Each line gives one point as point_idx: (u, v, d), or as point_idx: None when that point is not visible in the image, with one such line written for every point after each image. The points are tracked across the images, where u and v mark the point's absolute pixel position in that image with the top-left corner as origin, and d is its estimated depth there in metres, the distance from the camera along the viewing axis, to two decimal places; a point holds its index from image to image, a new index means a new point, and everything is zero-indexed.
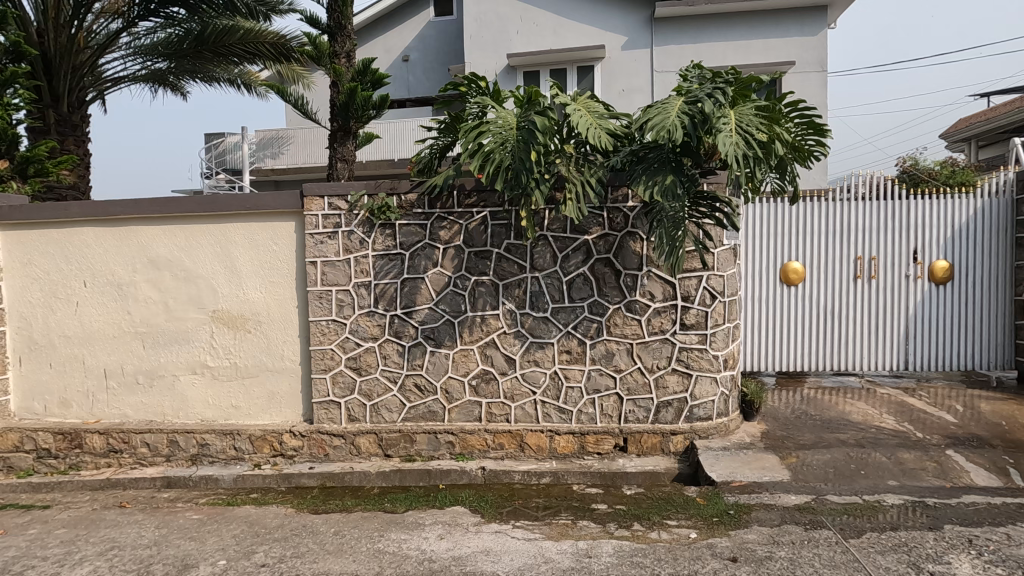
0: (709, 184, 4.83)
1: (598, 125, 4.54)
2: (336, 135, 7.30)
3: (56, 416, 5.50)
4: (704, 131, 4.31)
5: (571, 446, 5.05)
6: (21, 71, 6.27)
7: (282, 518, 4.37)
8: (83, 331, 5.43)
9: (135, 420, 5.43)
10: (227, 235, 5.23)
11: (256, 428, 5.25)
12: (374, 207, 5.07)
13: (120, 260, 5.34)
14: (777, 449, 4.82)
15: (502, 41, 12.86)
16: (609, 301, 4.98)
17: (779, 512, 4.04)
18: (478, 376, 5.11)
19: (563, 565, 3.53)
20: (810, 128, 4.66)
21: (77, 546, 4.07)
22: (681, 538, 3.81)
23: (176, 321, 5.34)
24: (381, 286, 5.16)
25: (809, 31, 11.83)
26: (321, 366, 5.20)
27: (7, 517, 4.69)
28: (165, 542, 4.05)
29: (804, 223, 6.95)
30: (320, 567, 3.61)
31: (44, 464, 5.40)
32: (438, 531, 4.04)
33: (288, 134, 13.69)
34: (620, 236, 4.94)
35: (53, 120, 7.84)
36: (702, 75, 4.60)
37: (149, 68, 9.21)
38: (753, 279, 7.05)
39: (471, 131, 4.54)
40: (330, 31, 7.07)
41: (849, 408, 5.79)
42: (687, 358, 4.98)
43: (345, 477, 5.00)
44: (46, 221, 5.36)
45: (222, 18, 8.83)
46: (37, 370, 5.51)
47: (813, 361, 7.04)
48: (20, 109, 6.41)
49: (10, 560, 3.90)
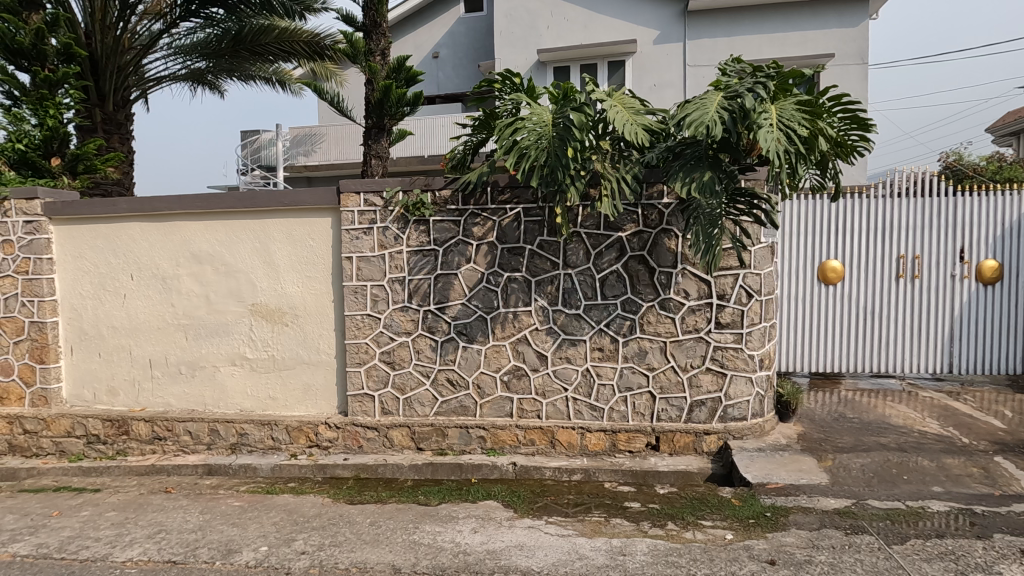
0: (747, 181, 4.74)
1: (635, 121, 4.51)
2: (370, 132, 7.39)
3: (104, 404, 5.72)
4: (743, 126, 4.23)
5: (603, 444, 5.04)
6: (72, 71, 6.57)
7: (319, 507, 4.47)
8: (130, 322, 5.64)
9: (178, 408, 5.62)
10: (265, 231, 5.36)
11: (292, 420, 5.37)
12: (409, 203, 5.15)
13: (164, 255, 5.53)
14: (814, 451, 4.74)
15: (532, 36, 12.82)
16: (642, 299, 4.94)
17: (818, 516, 3.96)
18: (510, 371, 5.14)
19: (597, 562, 3.53)
20: (855, 122, 4.50)
21: (127, 528, 4.25)
22: (717, 539, 3.77)
23: (217, 313, 5.50)
24: (415, 281, 5.22)
25: (849, 22, 11.49)
26: (356, 359, 5.29)
27: (62, 499, 4.92)
28: (209, 527, 4.19)
29: (843, 220, 6.77)
30: (358, 557, 3.68)
31: (94, 449, 5.64)
32: (472, 525, 4.08)
33: (321, 130, 13.92)
34: (655, 234, 4.90)
35: (100, 119, 8.13)
36: (741, 70, 4.51)
37: (189, 67, 9.43)
38: (789, 278, 6.91)
39: (506, 128, 4.54)
40: (365, 29, 7.16)
41: (889, 411, 5.64)
42: (721, 357, 4.92)
43: (379, 469, 5.10)
44: (96, 216, 5.58)
45: (258, 18, 9.06)
46: (87, 359, 5.74)
47: (851, 361, 6.85)
48: (70, 108, 6.67)
49: (65, 540, 4.09)
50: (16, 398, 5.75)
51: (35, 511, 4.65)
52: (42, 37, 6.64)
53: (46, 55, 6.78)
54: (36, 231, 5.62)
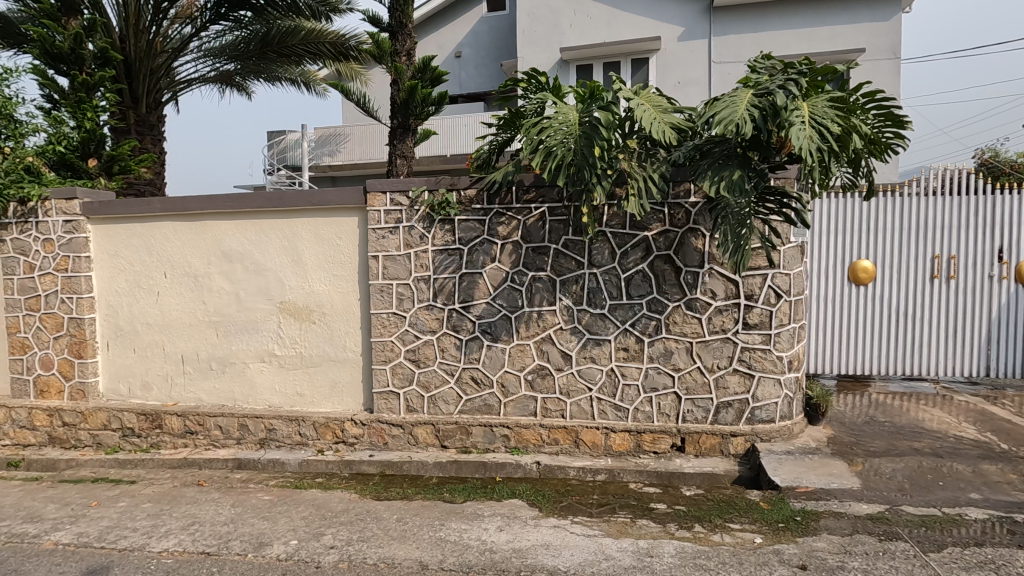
0: (777, 180, 4.67)
1: (662, 119, 4.46)
2: (396, 133, 7.45)
3: (139, 398, 5.89)
4: (774, 124, 4.16)
5: (627, 445, 5.02)
6: (108, 74, 6.81)
7: (347, 502, 4.54)
8: (163, 319, 5.78)
9: (209, 403, 5.75)
10: (293, 230, 5.45)
11: (319, 416, 5.46)
12: (435, 202, 5.19)
13: (196, 253, 5.66)
14: (845, 455, 4.66)
15: (554, 34, 12.79)
16: (668, 299, 4.90)
17: (850, 521, 3.88)
18: (535, 371, 5.14)
19: (624, 563, 3.51)
20: (889, 119, 4.41)
21: (162, 519, 4.37)
22: (746, 542, 3.72)
23: (246, 310, 5.61)
24: (440, 280, 5.26)
25: (882, 16, 11.20)
26: (382, 357, 5.35)
27: (99, 489, 5.08)
28: (241, 520, 4.28)
29: (873, 219, 6.62)
30: (386, 552, 3.73)
31: (128, 442, 5.81)
32: (498, 523, 4.10)
33: (345, 130, 14.09)
34: (682, 233, 4.85)
35: (133, 121, 8.32)
36: (771, 67, 4.44)
37: (219, 69, 9.61)
38: (818, 278, 6.78)
39: (532, 128, 4.53)
40: (391, 29, 7.22)
41: (923, 415, 5.51)
42: (749, 358, 4.85)
43: (404, 466, 5.14)
44: (131, 216, 5.74)
45: (285, 20, 9.21)
46: (122, 354, 5.91)
47: (883, 364, 6.70)
48: (106, 110, 6.87)
49: (104, 530, 4.22)
50: (55, 391, 5.94)
51: (75, 501, 4.81)
52: (80, 41, 6.87)
53: (83, 59, 7.01)
54: (74, 231, 5.80)
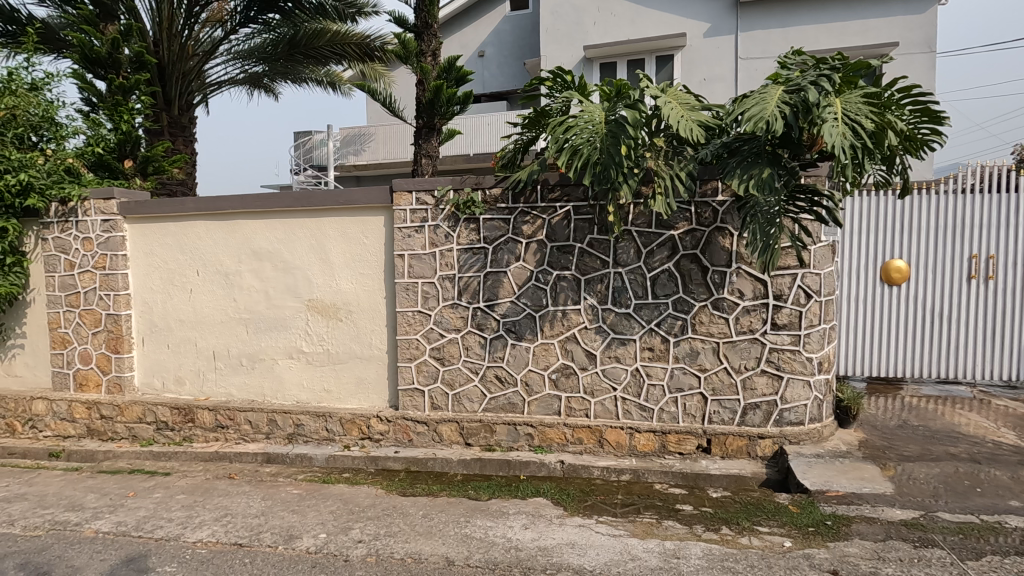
0: (808, 178, 4.59)
1: (690, 117, 4.41)
2: (421, 132, 7.51)
3: (173, 392, 6.05)
4: (806, 121, 4.08)
5: (652, 445, 4.99)
6: (143, 78, 7.03)
7: (373, 498, 4.60)
8: (195, 316, 5.94)
9: (239, 399, 5.89)
10: (321, 230, 5.54)
11: (346, 412, 5.54)
12: (460, 202, 5.22)
13: (227, 252, 5.79)
14: (877, 459, 4.55)
15: (578, 32, 12.73)
16: (695, 298, 4.85)
17: (883, 527, 3.80)
18: (559, 369, 5.14)
19: (650, 564, 3.49)
20: (925, 115, 4.29)
21: (196, 510, 4.49)
22: (774, 545, 3.67)
23: (275, 308, 5.72)
24: (465, 278, 5.29)
25: (915, 9, 10.90)
26: (407, 355, 5.41)
27: (136, 480, 5.25)
28: (271, 513, 4.37)
29: (908, 218, 6.44)
30: (412, 548, 3.77)
31: (162, 435, 5.97)
32: (523, 521, 4.11)
33: (369, 130, 14.24)
34: (709, 232, 4.79)
35: (166, 122, 8.56)
36: (803, 62, 4.36)
37: (247, 72, 9.78)
38: (849, 278, 6.63)
39: (558, 127, 4.52)
40: (417, 30, 7.29)
41: (958, 420, 5.35)
42: (778, 359, 4.77)
43: (428, 463, 5.18)
44: (166, 216, 5.90)
45: (312, 22, 9.37)
46: (156, 350, 6.08)
47: (917, 367, 6.52)
48: (141, 112, 7.08)
49: (141, 520, 4.36)
50: (93, 384, 6.15)
51: (113, 491, 4.97)
52: (117, 46, 7.09)
53: (120, 63, 7.23)
54: (112, 230, 5.99)
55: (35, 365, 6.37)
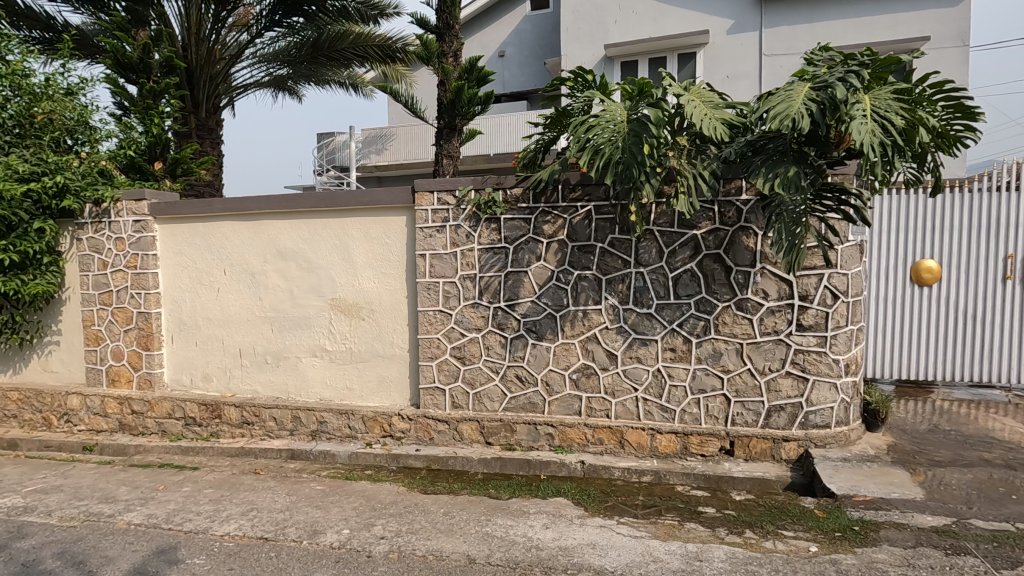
0: (835, 176, 4.50)
1: (713, 115, 4.36)
2: (443, 133, 7.56)
3: (200, 389, 6.20)
4: (833, 119, 4.00)
5: (674, 446, 4.94)
6: (173, 82, 7.20)
7: (395, 495, 4.66)
8: (222, 314, 6.07)
9: (264, 396, 6.00)
10: (344, 230, 5.61)
11: (368, 410, 5.61)
12: (481, 202, 5.24)
13: (253, 251, 5.90)
14: (907, 464, 4.44)
15: (599, 31, 12.67)
16: (718, 299, 4.80)
17: (912, 533, 3.71)
18: (580, 369, 5.13)
19: (672, 566, 3.47)
20: (959, 111, 4.18)
21: (223, 504, 4.59)
22: (800, 550, 3.61)
23: (299, 306, 5.82)
24: (486, 278, 5.31)
25: (947, 2, 10.60)
26: (428, 354, 5.45)
27: (166, 474, 5.39)
28: (296, 508, 4.45)
29: (939, 216, 6.27)
30: (434, 545, 3.80)
31: (190, 430, 6.11)
32: (543, 520, 4.12)
33: (391, 131, 14.38)
34: (732, 232, 4.73)
35: (194, 125, 8.76)
36: (830, 58, 4.28)
37: (272, 74, 9.94)
38: (877, 278, 6.48)
39: (579, 127, 4.51)
40: (438, 31, 7.35)
41: (992, 425, 5.20)
42: (803, 361, 4.69)
43: (449, 461, 5.21)
44: (194, 216, 6.04)
45: (335, 25, 9.50)
46: (185, 348, 6.23)
47: (949, 370, 6.34)
48: (170, 115, 7.26)
49: (171, 513, 4.47)
50: (125, 380, 6.32)
51: (144, 485, 5.11)
52: (148, 51, 7.27)
53: (150, 68, 7.42)
54: (143, 230, 6.16)
55: (70, 362, 6.58)
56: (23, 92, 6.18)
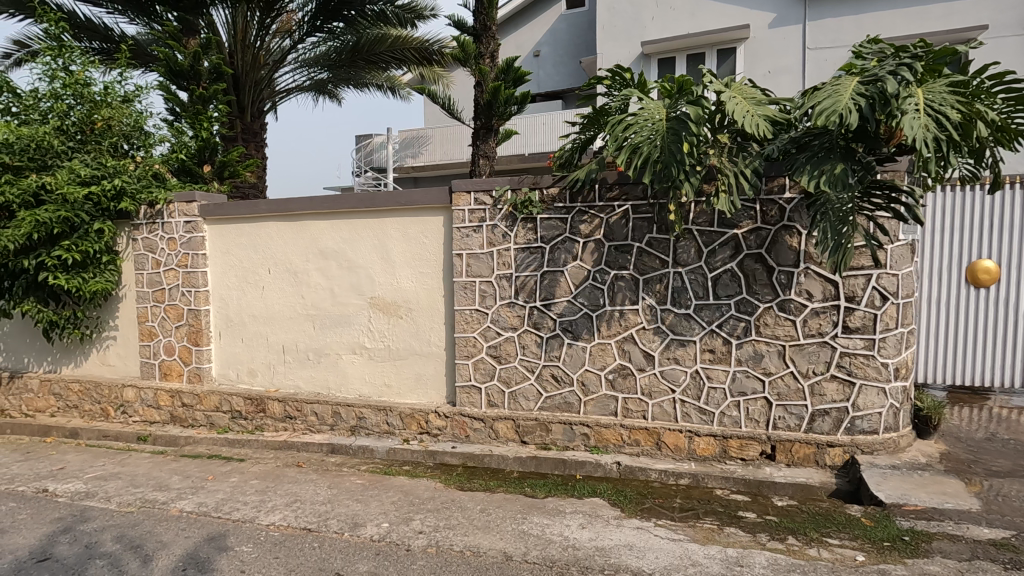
0: (885, 173, 4.35)
1: (756, 112, 4.26)
2: (478, 133, 7.59)
3: (246, 383, 6.43)
4: (884, 114, 3.85)
5: (712, 449, 4.86)
6: (221, 88, 7.52)
7: (432, 490, 4.73)
8: (267, 311, 6.27)
9: (306, 391, 6.17)
10: (383, 230, 5.73)
11: (406, 407, 5.71)
12: (518, 202, 5.26)
13: (296, 251, 6.08)
14: (961, 473, 4.25)
15: (635, 28, 12.54)
16: (759, 300, 4.69)
17: (968, 546, 3.55)
18: (616, 370, 5.10)
19: (712, 570, 3.42)
20: (1020, 103, 3.97)
21: (268, 495, 4.75)
22: (845, 559, 3.50)
23: (340, 305, 5.97)
24: (522, 277, 5.33)
25: None
26: (464, 353, 5.51)
27: (214, 465, 5.62)
28: (337, 501, 4.57)
29: (998, 214, 5.96)
30: (471, 541, 3.85)
31: (237, 423, 6.34)
32: (579, 520, 4.11)
33: (427, 132, 14.56)
34: (774, 231, 4.62)
35: (240, 129, 9.09)
36: (880, 51, 4.14)
37: (313, 78, 10.20)
38: (930, 278, 6.20)
39: (617, 126, 4.47)
40: (475, 33, 7.40)
41: None
42: (849, 365, 4.55)
43: (485, 459, 5.25)
44: (241, 217, 6.26)
45: (374, 29, 9.68)
46: (232, 344, 6.47)
47: (1008, 375, 6.03)
48: (218, 120, 7.56)
49: (220, 502, 4.66)
50: (176, 374, 6.61)
51: (194, 474, 5.34)
52: (198, 59, 7.58)
53: (200, 75, 7.73)
54: (193, 230, 6.43)
55: (126, 355, 6.91)
56: (85, 100, 6.54)
